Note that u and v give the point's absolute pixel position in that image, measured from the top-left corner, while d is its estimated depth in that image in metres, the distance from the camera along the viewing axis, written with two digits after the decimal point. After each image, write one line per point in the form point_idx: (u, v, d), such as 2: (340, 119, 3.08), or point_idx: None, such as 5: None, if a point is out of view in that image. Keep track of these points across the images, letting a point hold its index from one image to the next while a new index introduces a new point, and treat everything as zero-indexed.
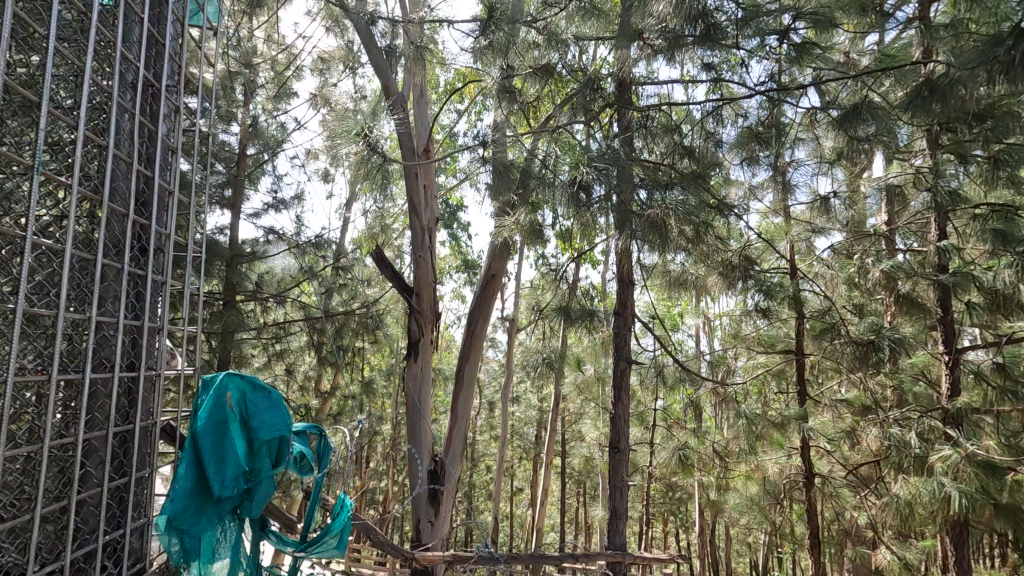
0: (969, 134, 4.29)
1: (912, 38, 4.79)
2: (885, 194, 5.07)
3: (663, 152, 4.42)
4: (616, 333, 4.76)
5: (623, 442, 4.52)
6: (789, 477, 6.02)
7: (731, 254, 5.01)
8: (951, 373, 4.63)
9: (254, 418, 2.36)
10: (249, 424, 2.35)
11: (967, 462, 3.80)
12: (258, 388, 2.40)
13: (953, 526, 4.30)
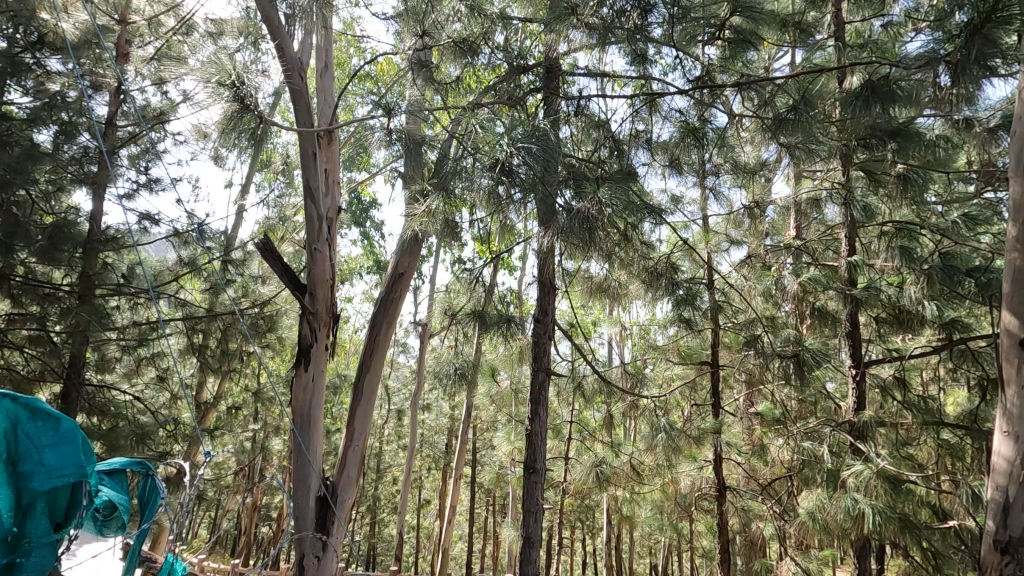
0: (882, 151, 4.37)
1: (828, 59, 4.91)
2: (800, 209, 5.13)
3: (592, 150, 4.14)
4: (535, 341, 4.41)
5: (539, 462, 4.16)
6: (700, 490, 5.95)
7: (654, 261, 4.83)
8: (857, 388, 4.73)
9: (30, 461, 1.86)
10: (22, 470, 1.85)
11: (878, 477, 3.82)
12: (40, 420, 1.92)
13: (859, 540, 4.35)
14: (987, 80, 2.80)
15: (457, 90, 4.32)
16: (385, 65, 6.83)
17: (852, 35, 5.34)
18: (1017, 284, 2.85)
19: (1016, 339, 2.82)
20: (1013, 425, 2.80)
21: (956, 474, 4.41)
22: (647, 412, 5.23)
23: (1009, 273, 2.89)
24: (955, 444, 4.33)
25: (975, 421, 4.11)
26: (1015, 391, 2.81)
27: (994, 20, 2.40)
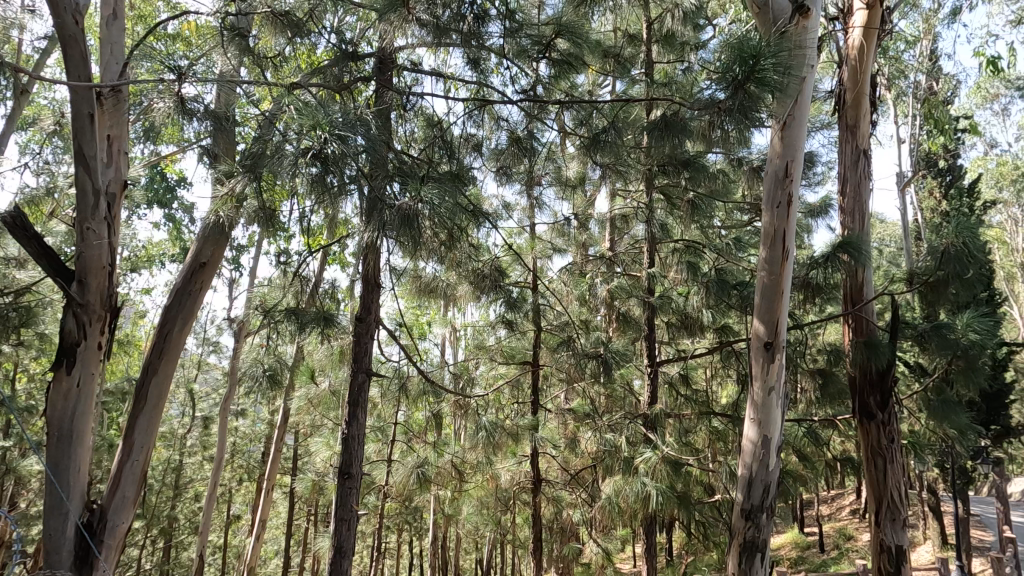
0: (677, 179, 5.03)
1: (640, 92, 5.52)
2: (612, 223, 5.70)
3: (425, 149, 4.11)
4: (355, 341, 4.19)
5: (355, 467, 3.99)
6: (518, 484, 6.22)
7: (481, 263, 4.95)
8: (652, 384, 5.38)
9: None
10: None
11: (662, 461, 4.39)
12: None
13: (647, 518, 4.93)
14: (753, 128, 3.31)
15: (281, 67, 3.97)
16: (199, 26, 6.01)
17: (659, 75, 6.09)
18: (765, 296, 3.46)
19: (761, 342, 3.42)
20: (758, 413, 3.38)
21: (722, 456, 5.21)
22: (470, 411, 5.33)
23: (759, 288, 3.49)
24: (722, 431, 5.13)
25: (736, 409, 4.93)
26: (759, 385, 3.40)
27: (753, 79, 2.86)
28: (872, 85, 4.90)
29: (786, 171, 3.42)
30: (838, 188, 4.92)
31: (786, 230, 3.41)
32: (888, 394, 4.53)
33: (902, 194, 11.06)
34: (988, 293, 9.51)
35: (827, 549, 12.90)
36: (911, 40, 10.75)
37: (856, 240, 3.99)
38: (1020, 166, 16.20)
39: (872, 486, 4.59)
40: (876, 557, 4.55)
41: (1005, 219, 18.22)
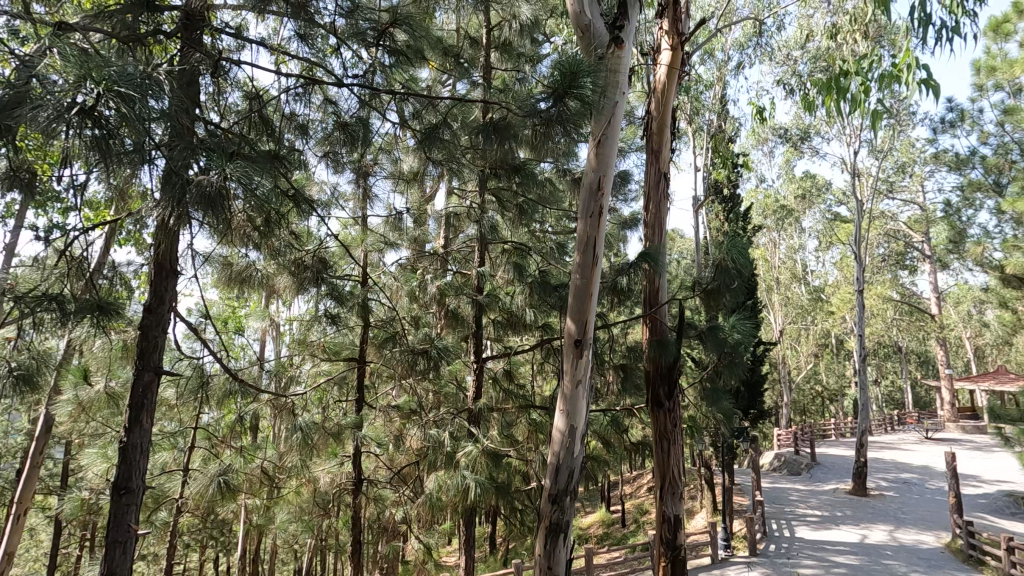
0: (507, 184, 5.28)
1: (477, 95, 5.65)
2: (445, 221, 5.74)
3: (241, 123, 3.70)
4: (139, 336, 3.51)
5: (137, 482, 3.41)
6: (338, 486, 5.93)
7: (303, 254, 4.63)
8: (476, 379, 5.60)
9: None
10: None
11: (482, 454, 4.57)
12: None
13: (467, 510, 5.06)
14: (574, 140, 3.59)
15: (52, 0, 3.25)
16: None
17: (497, 81, 6.32)
18: (578, 297, 3.76)
19: (573, 339, 3.72)
20: (566, 405, 3.67)
21: (539, 446, 5.57)
22: (286, 412, 4.95)
23: (572, 290, 3.79)
24: (539, 422, 5.49)
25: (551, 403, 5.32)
26: (568, 379, 3.70)
27: (572, 93, 3.10)
28: (672, 118, 5.63)
29: (599, 184, 3.77)
30: (643, 205, 5.58)
31: (597, 238, 3.74)
32: (673, 385, 5.25)
33: (696, 214, 12.94)
34: (752, 300, 11.57)
35: (627, 524, 14.54)
36: (707, 83, 12.63)
37: (654, 250, 4.55)
38: (778, 199, 20.04)
39: (659, 465, 5.29)
40: (660, 527, 5.26)
41: (767, 241, 22.37)
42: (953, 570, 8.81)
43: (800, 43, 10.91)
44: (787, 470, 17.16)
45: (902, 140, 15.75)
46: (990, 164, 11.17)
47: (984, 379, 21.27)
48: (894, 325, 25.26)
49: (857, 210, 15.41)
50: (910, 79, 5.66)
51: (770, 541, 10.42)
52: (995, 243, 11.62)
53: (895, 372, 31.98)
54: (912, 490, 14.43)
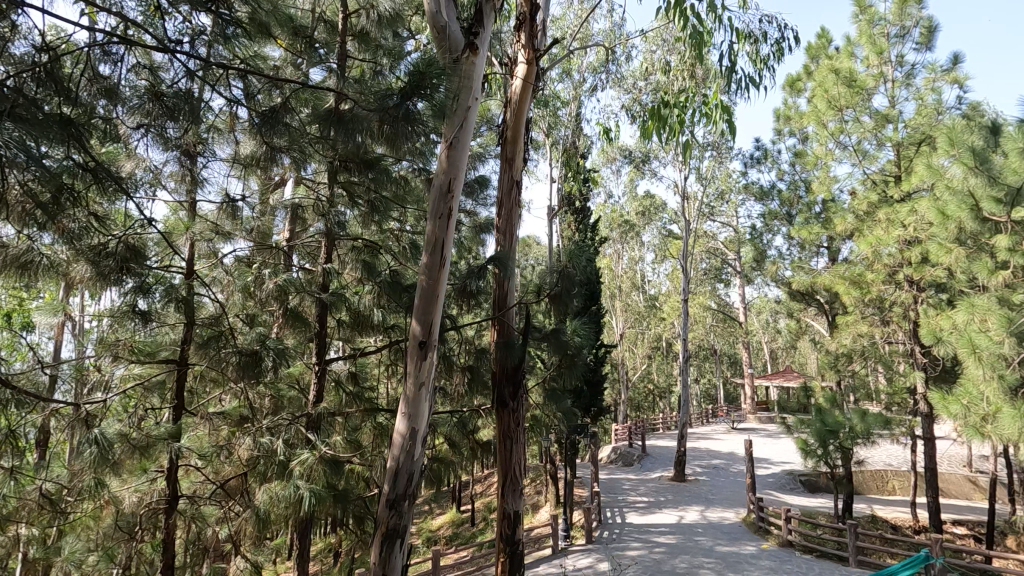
0: (359, 178, 5.09)
1: (330, 82, 5.37)
2: (289, 212, 5.35)
3: (21, 75, 3.03)
4: None
5: None
6: (147, 507, 5.10)
7: (108, 238, 3.98)
8: (318, 382, 5.29)
9: None
10: None
11: (319, 462, 4.31)
12: None
13: (302, 522, 4.72)
14: (423, 139, 3.57)
15: None
16: None
17: (354, 71, 6.06)
18: (423, 299, 3.73)
19: (417, 341, 3.69)
20: (408, 407, 3.64)
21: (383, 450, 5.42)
22: (79, 422, 4.20)
23: (419, 291, 3.76)
24: (385, 425, 5.35)
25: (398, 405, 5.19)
26: (412, 381, 3.66)
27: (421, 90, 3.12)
28: (526, 129, 5.86)
29: (449, 187, 3.78)
30: (496, 210, 5.74)
31: (445, 240, 3.74)
32: (518, 386, 5.45)
33: (550, 223, 13.63)
34: (595, 306, 12.49)
35: (476, 522, 14.78)
36: (564, 100, 13.40)
37: (503, 255, 4.68)
38: (623, 215, 21.93)
39: (502, 462, 5.46)
40: (500, 524, 5.42)
41: (612, 251, 24.36)
42: (747, 541, 10.33)
43: (644, 74, 12.07)
44: (621, 462, 18.79)
45: (721, 171, 18.19)
46: (785, 197, 13.37)
47: (776, 377, 25.37)
48: (711, 330, 29.03)
49: (685, 228, 17.44)
50: (724, 117, 6.57)
51: (604, 528, 11.30)
52: (786, 264, 13.93)
53: (711, 372, 36.77)
54: (720, 474, 16.67)
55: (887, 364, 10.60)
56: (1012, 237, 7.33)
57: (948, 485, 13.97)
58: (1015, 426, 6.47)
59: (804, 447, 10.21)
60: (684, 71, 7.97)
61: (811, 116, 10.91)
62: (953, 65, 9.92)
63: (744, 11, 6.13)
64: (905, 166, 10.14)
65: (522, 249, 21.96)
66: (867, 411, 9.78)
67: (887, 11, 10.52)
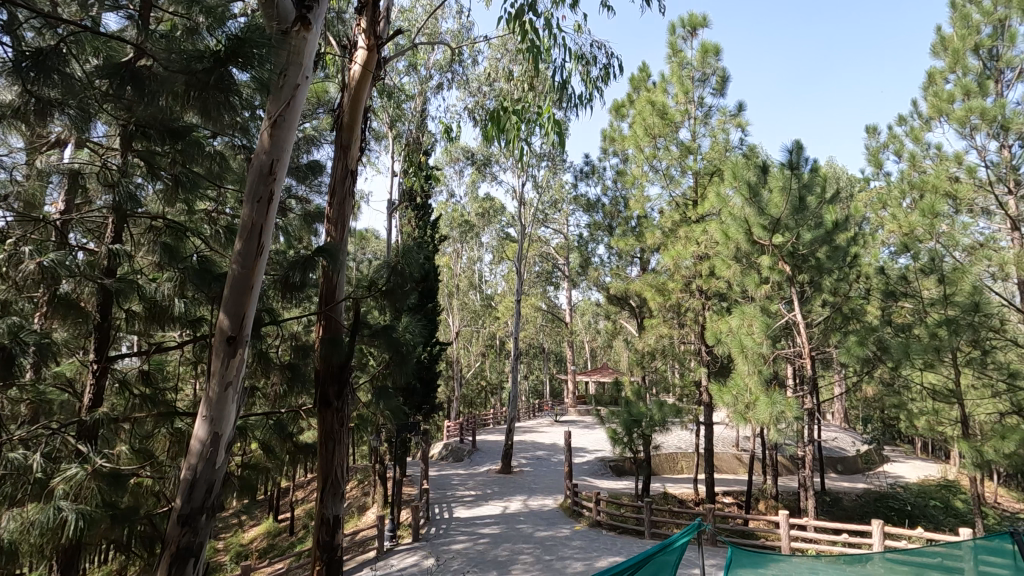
0: (161, 148, 4.42)
1: (129, 33, 4.59)
2: (66, 180, 4.46)
3: None
4: None
5: None
6: None
7: None
8: (95, 383, 4.49)
9: None
10: None
11: (92, 478, 3.65)
12: None
13: (66, 550, 3.95)
14: (234, 109, 3.22)
15: None
16: None
17: (163, 25, 5.26)
18: (233, 291, 3.37)
19: (224, 337, 3.32)
20: (211, 410, 3.27)
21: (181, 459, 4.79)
22: None
23: (230, 281, 3.38)
24: (185, 431, 4.71)
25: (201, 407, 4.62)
26: (216, 381, 3.30)
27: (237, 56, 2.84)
28: (364, 118, 5.63)
29: (271, 168, 3.46)
30: (328, 199, 5.42)
31: (263, 227, 3.42)
32: (343, 385, 5.22)
33: (389, 217, 13.30)
34: (432, 303, 12.49)
35: (295, 531, 13.77)
36: (409, 94, 13.17)
37: (332, 247, 4.43)
38: (463, 215, 22.29)
39: (322, 465, 5.17)
40: (318, 530, 5.14)
41: (452, 250, 24.58)
42: (562, 524, 11.18)
43: (488, 80, 12.39)
44: (452, 458, 19.08)
45: (555, 181, 19.47)
46: (607, 211, 14.78)
47: (594, 372, 27.93)
48: (541, 330, 30.92)
49: (520, 232, 18.32)
50: (556, 130, 7.03)
51: (431, 525, 11.33)
52: (605, 271, 15.41)
53: (538, 368, 39.17)
54: (542, 464, 17.82)
55: (681, 361, 12.31)
56: (772, 257, 9.04)
57: (721, 462, 16.68)
58: (768, 411, 7.94)
59: (614, 436, 11.38)
60: (524, 83, 8.37)
61: (631, 140, 12.20)
62: (738, 112, 11.85)
63: (577, 34, 6.63)
64: (699, 192, 11.85)
65: (359, 242, 21.12)
66: (664, 402, 11.24)
67: (693, 58, 12.21)
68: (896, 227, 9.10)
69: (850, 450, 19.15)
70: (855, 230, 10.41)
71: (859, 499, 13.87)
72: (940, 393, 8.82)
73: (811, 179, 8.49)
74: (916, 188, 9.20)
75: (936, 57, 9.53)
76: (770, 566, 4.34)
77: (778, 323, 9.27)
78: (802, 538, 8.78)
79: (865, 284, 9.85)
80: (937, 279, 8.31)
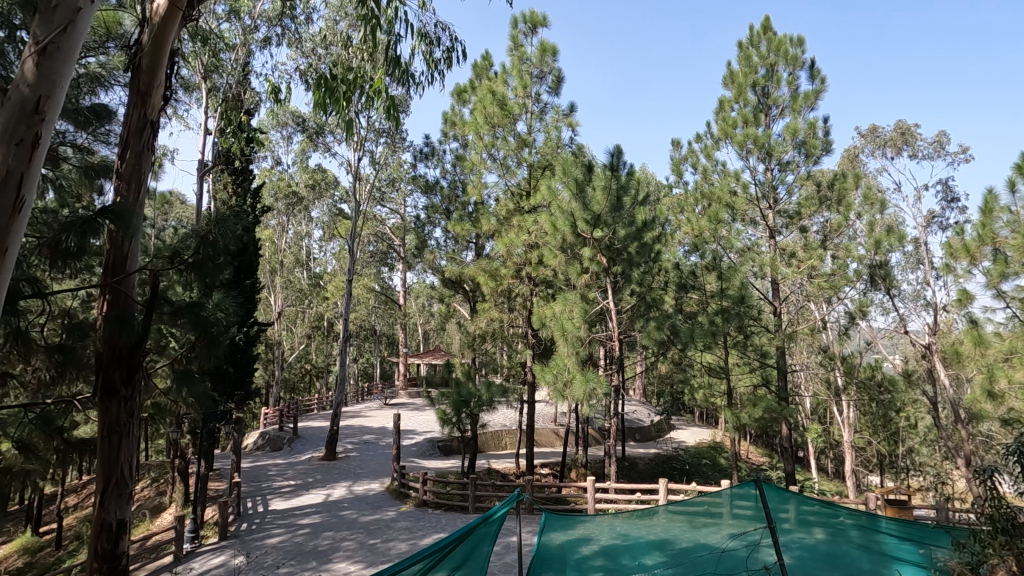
0: None
1: None
2: None
3: None
4: None
5: None
6: None
7: None
8: None
9: None
10: None
11: None
12: None
13: None
14: None
15: None
16: None
17: None
18: None
19: None
20: None
21: None
22: None
23: None
24: None
25: None
26: None
27: None
28: (171, 63, 4.88)
29: (37, 106, 2.81)
30: (118, 153, 4.60)
31: (24, 176, 2.77)
32: (134, 369, 4.52)
33: (199, 181, 11.67)
34: (250, 280, 11.34)
35: (64, 544, 11.58)
36: (229, 44, 11.64)
37: (125, 208, 3.74)
38: (291, 185, 20.55)
39: (103, 465, 4.43)
40: (96, 539, 4.42)
41: (275, 224, 22.53)
42: (388, 507, 11.11)
43: (324, 42, 11.51)
44: (269, 447, 17.68)
45: (393, 159, 18.94)
46: (445, 194, 14.83)
47: (425, 355, 28.00)
48: (372, 311, 30.03)
49: (355, 209, 17.46)
50: (397, 108, 6.84)
51: (242, 520, 10.39)
52: (441, 254, 15.46)
53: (369, 351, 38.04)
54: (369, 449, 17.43)
55: (509, 344, 12.94)
56: (592, 249, 9.95)
57: (540, 437, 18.03)
58: (583, 388, 8.82)
59: (443, 417, 11.56)
60: (362, 52, 7.95)
61: (471, 127, 12.34)
62: (570, 112, 12.71)
63: (423, 12, 6.47)
64: (531, 185, 12.50)
65: (161, 206, 18.24)
66: (491, 383, 11.71)
67: (532, 54, 12.75)
68: (689, 230, 10.66)
69: (645, 420, 22.04)
70: (660, 230, 11.89)
71: (650, 462, 16.10)
72: (714, 370, 10.56)
73: (627, 181, 9.47)
74: (706, 197, 10.85)
75: (726, 87, 11.24)
76: (578, 526, 4.93)
77: (594, 310, 10.25)
78: (605, 500, 9.93)
79: (664, 277, 11.37)
80: (717, 275, 9.98)
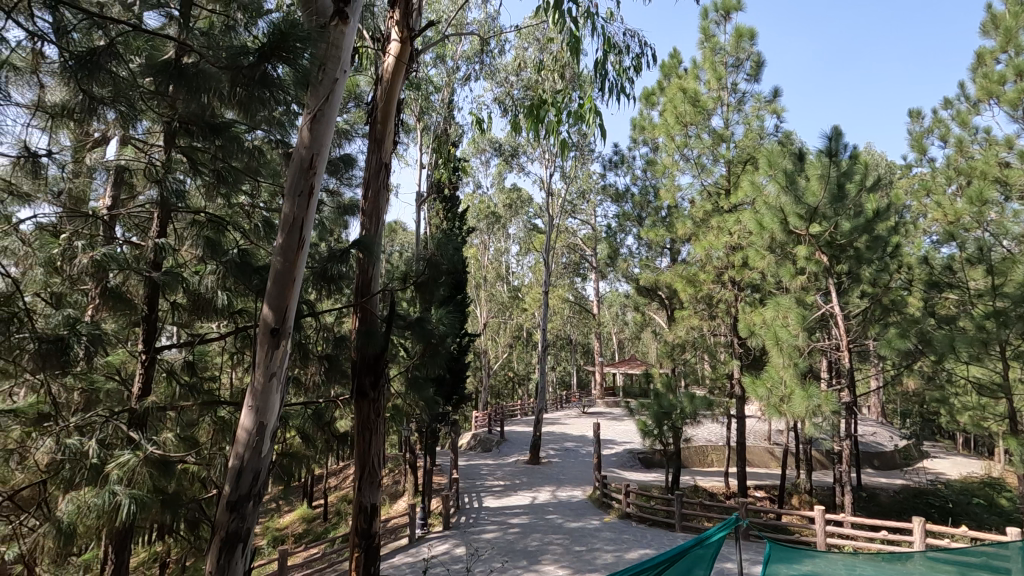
0: (204, 147, 4.59)
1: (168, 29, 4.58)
2: (112, 173, 4.84)
3: None
4: None
5: None
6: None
7: None
8: (144, 371, 4.79)
9: None
10: None
11: (144, 463, 3.72)
12: None
13: (120, 531, 4.14)
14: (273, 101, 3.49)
15: None
16: None
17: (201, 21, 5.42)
18: (277, 284, 3.43)
19: (268, 328, 3.39)
20: (257, 400, 3.37)
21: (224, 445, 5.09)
22: None
23: (272, 274, 3.45)
24: (228, 420, 5.03)
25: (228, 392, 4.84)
26: (261, 371, 3.39)
27: (283, 60, 3.18)
28: (397, 110, 5.66)
29: (311, 162, 3.51)
30: (362, 192, 5.49)
31: (304, 221, 3.47)
32: (378, 375, 5.30)
33: (417, 209, 13.33)
34: (460, 295, 12.53)
35: (329, 518, 14.10)
36: (437, 86, 13.16)
37: (370, 239, 4.41)
38: (490, 206, 22.27)
39: (358, 454, 5.27)
40: (355, 517, 5.27)
41: (479, 242, 24.61)
42: (592, 516, 11.17)
43: (516, 70, 12.32)
44: (480, 448, 19.23)
45: (583, 171, 19.28)
46: (636, 201, 14.57)
47: (621, 364, 27.65)
48: (568, 321, 30.79)
49: (549, 223, 18.09)
50: (587, 121, 6.94)
51: (461, 514, 11.42)
52: (635, 261, 15.20)
53: (567, 360, 38.98)
54: (570, 456, 17.82)
55: (712, 353, 12.11)
56: (809, 247, 8.80)
57: (753, 456, 16.45)
58: (804, 404, 7.78)
59: (644, 428, 11.25)
60: (552, 72, 8.26)
61: (662, 129, 11.94)
62: (774, 97, 11.51)
63: (610, 23, 6.50)
64: (732, 181, 11.57)
65: (389, 234, 21.30)
66: (695, 395, 11.05)
67: (726, 43, 11.89)
68: (941, 215, 8.76)
69: (887, 445, 18.60)
70: (898, 218, 10.01)
71: (898, 496, 13.47)
72: (986, 387, 8.42)
73: (851, 166, 8.19)
74: (963, 173, 8.81)
75: (987, 36, 9.06)
76: (805, 561, 4.24)
77: (814, 315, 9.01)
78: (840, 535, 8.57)
79: (906, 275, 9.51)
80: (985, 269, 7.99)
